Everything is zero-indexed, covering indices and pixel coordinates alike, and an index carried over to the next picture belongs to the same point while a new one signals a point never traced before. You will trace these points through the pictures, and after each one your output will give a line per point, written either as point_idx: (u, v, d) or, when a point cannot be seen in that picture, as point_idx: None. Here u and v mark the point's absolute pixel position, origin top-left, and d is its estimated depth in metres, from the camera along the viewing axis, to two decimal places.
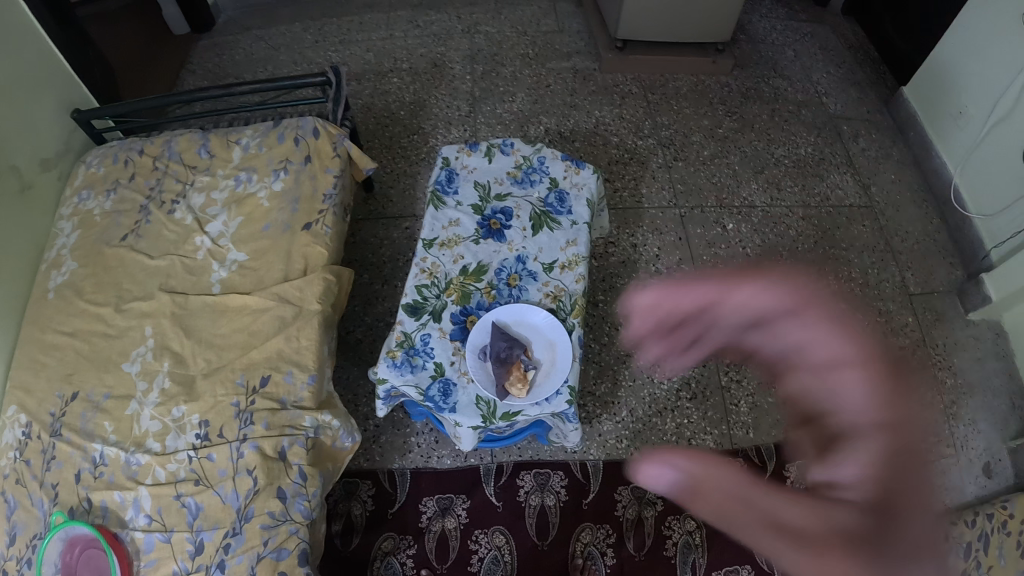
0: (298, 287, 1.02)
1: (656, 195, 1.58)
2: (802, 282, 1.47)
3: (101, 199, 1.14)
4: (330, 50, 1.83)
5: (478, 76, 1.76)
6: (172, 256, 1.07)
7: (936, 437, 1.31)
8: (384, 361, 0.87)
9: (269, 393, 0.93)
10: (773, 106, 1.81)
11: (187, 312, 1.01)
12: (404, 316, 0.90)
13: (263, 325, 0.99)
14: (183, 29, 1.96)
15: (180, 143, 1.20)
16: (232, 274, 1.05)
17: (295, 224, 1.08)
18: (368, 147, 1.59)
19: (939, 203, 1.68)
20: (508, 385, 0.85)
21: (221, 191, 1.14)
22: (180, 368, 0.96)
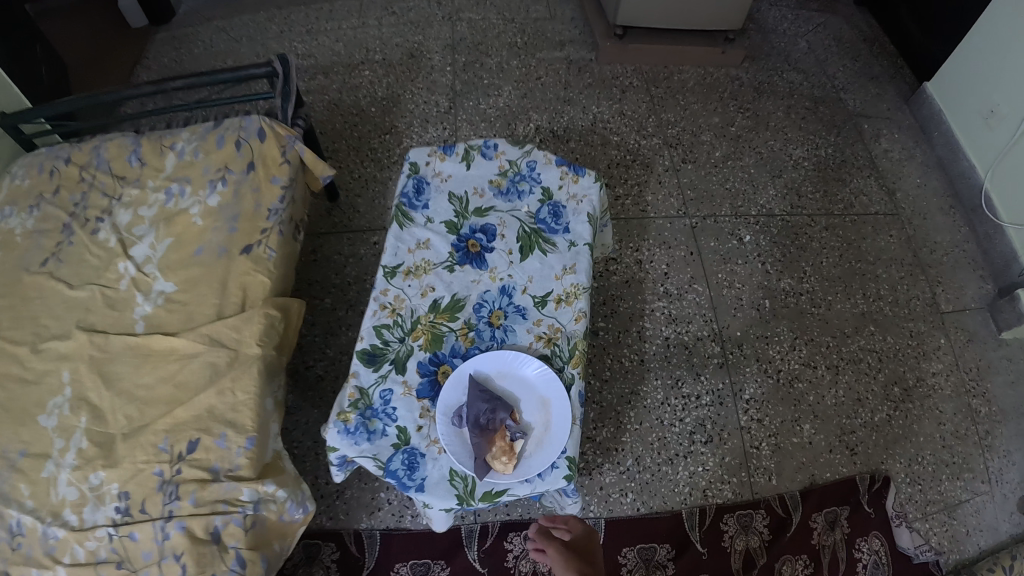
0: (235, 328, 0.86)
1: (663, 202, 1.41)
2: (829, 302, 1.31)
3: (23, 216, 0.96)
4: (297, 40, 1.66)
5: (460, 67, 1.59)
6: (92, 285, 0.89)
7: (971, 474, 1.15)
8: (335, 425, 0.72)
9: (197, 460, 0.77)
10: (789, 103, 1.64)
11: (106, 356, 0.83)
12: (360, 366, 0.75)
13: (190, 375, 0.82)
14: (141, 22, 1.77)
15: (109, 149, 1.02)
16: (157, 309, 0.88)
17: (232, 246, 0.92)
18: (335, 149, 1.42)
19: (967, 211, 1.51)
20: (490, 460, 0.71)
21: (150, 207, 0.97)
22: (99, 426, 0.79)
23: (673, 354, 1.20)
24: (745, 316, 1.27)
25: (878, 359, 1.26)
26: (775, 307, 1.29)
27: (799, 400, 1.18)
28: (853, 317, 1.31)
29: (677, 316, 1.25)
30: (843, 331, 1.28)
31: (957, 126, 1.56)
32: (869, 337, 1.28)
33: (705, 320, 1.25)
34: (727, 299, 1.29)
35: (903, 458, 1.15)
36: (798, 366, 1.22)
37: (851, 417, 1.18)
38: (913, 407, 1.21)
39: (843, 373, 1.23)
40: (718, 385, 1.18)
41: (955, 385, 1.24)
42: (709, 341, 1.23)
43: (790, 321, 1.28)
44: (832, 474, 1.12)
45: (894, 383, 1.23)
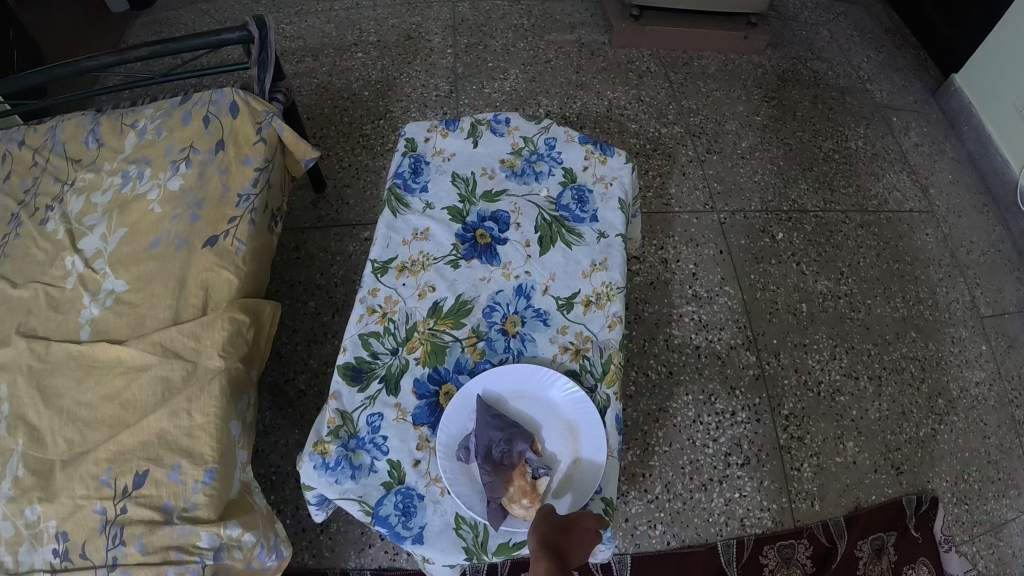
0: (193, 335, 0.73)
1: (688, 196, 1.29)
2: (868, 306, 1.19)
3: None
4: (285, 19, 1.54)
5: (461, 49, 1.47)
6: (35, 283, 0.79)
7: (1018, 491, 1.05)
8: (311, 458, 0.60)
9: (146, 498, 0.66)
10: (815, 91, 1.53)
11: (46, 367, 0.73)
12: (342, 383, 0.64)
13: (139, 393, 0.70)
14: (121, 6, 1.68)
15: (65, 129, 0.92)
16: (105, 312, 0.76)
17: (194, 237, 0.80)
18: (322, 136, 1.30)
19: (1000, 210, 1.41)
20: (507, 503, 0.58)
21: (104, 193, 0.85)
22: (35, 450, 0.68)
23: (705, 367, 1.08)
24: (781, 322, 1.15)
25: (921, 368, 1.14)
26: (812, 311, 1.17)
27: (842, 415, 1.06)
28: (894, 322, 1.19)
29: (709, 322, 1.13)
30: (884, 338, 1.16)
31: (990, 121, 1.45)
32: (911, 344, 1.16)
33: (739, 327, 1.13)
34: (761, 301, 1.17)
35: (949, 475, 1.03)
36: (840, 378, 1.10)
37: (896, 432, 1.06)
38: (957, 420, 1.09)
39: (887, 385, 1.11)
40: (754, 399, 1.06)
41: (998, 395, 1.13)
42: (744, 351, 1.11)
43: (831, 328, 1.16)
44: (877, 496, 1.00)
45: (937, 395, 1.11)
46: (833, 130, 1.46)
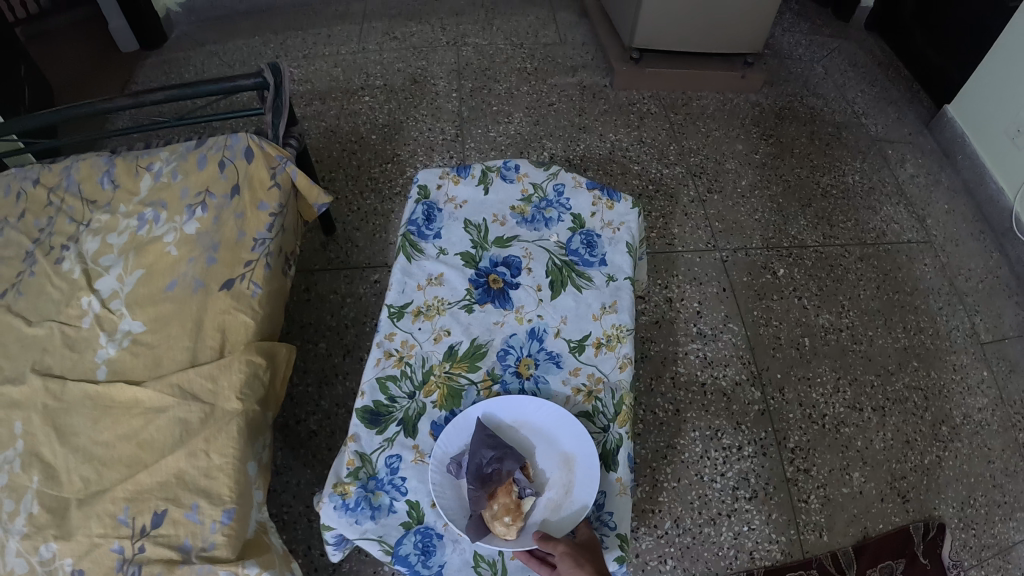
0: (210, 378, 0.76)
1: (691, 235, 1.31)
2: (870, 337, 1.21)
3: None
4: (292, 64, 1.57)
5: (466, 93, 1.50)
6: (50, 321, 0.81)
7: None
8: (331, 500, 0.62)
9: (164, 537, 0.67)
10: (812, 127, 1.56)
11: (62, 407, 0.74)
12: (361, 425, 0.65)
13: (156, 433, 0.72)
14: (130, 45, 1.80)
15: (80, 170, 0.94)
16: (122, 352, 0.79)
17: (210, 280, 0.83)
18: (330, 179, 1.32)
19: (995, 238, 1.43)
20: (490, 519, 0.60)
21: (120, 234, 0.88)
22: (50, 488, 0.69)
23: (711, 403, 1.09)
24: (784, 356, 1.17)
25: (924, 398, 1.15)
26: (815, 345, 1.19)
27: (846, 445, 1.08)
28: (895, 352, 1.20)
29: (714, 359, 1.15)
30: (886, 369, 1.18)
31: (976, 138, 1.50)
32: (913, 374, 1.18)
33: (743, 363, 1.15)
34: (764, 337, 1.18)
35: (954, 501, 1.04)
36: (844, 410, 1.12)
37: (901, 461, 1.07)
38: (962, 446, 1.10)
39: (891, 415, 1.12)
40: (759, 434, 1.07)
41: (1001, 419, 1.14)
42: (748, 386, 1.12)
43: (834, 360, 1.18)
44: (884, 525, 1.01)
45: (941, 421, 1.13)
46: (829, 164, 1.50)
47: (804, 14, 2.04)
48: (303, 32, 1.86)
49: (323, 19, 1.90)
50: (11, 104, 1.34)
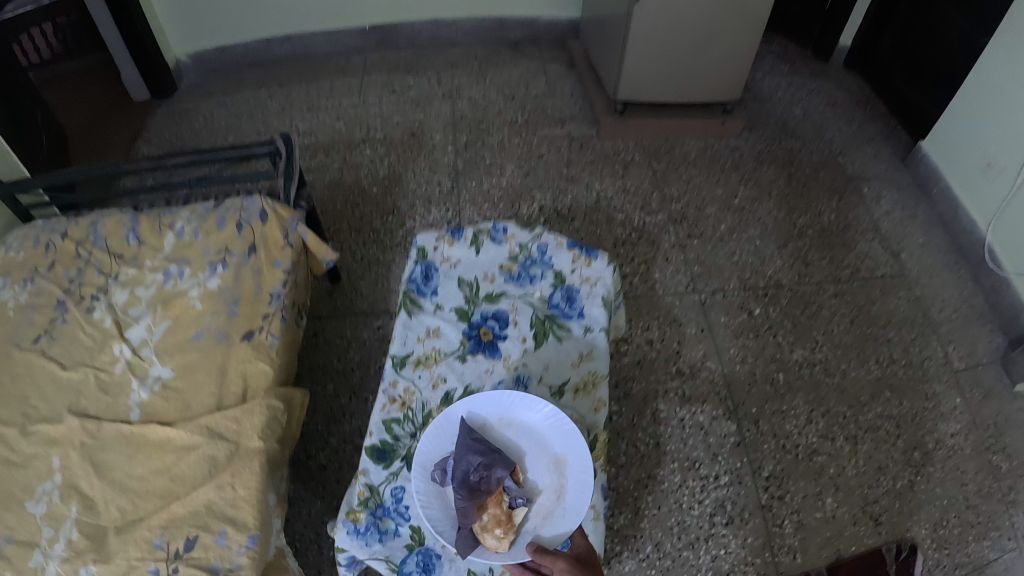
0: (234, 419, 0.88)
1: (671, 279, 1.43)
2: (844, 370, 1.29)
3: (16, 289, 1.01)
4: (299, 118, 1.83)
5: (461, 145, 1.69)
6: (85, 367, 0.94)
7: (999, 531, 1.11)
8: (344, 526, 0.73)
9: (196, 559, 0.77)
10: (790, 169, 1.69)
11: (98, 444, 0.86)
12: (369, 461, 0.76)
13: (187, 467, 0.83)
14: (144, 95, 1.96)
15: (107, 226, 1.08)
16: (153, 396, 0.91)
17: (232, 332, 0.97)
18: (335, 231, 1.46)
19: (971, 266, 1.51)
20: (481, 530, 0.68)
21: (147, 287, 1.02)
22: (88, 517, 0.80)
23: (689, 437, 1.19)
24: (760, 391, 1.26)
25: (897, 425, 1.23)
26: (790, 379, 1.28)
27: (820, 472, 1.16)
28: (870, 384, 1.29)
29: (691, 396, 1.24)
30: (860, 400, 1.26)
31: (951, 172, 1.59)
32: (886, 403, 1.26)
33: (720, 399, 1.24)
34: (740, 374, 1.28)
35: (928, 522, 1.11)
36: (817, 440, 1.20)
37: (873, 486, 1.15)
38: (935, 469, 1.17)
39: (864, 443, 1.20)
40: (735, 464, 1.16)
41: (974, 443, 1.21)
42: (724, 421, 1.21)
43: (807, 394, 1.26)
44: (857, 546, 1.08)
45: (914, 447, 1.20)
46: (808, 204, 1.61)
47: (775, 61, 2.26)
48: (306, 84, 1.98)
49: (325, 74, 2.01)
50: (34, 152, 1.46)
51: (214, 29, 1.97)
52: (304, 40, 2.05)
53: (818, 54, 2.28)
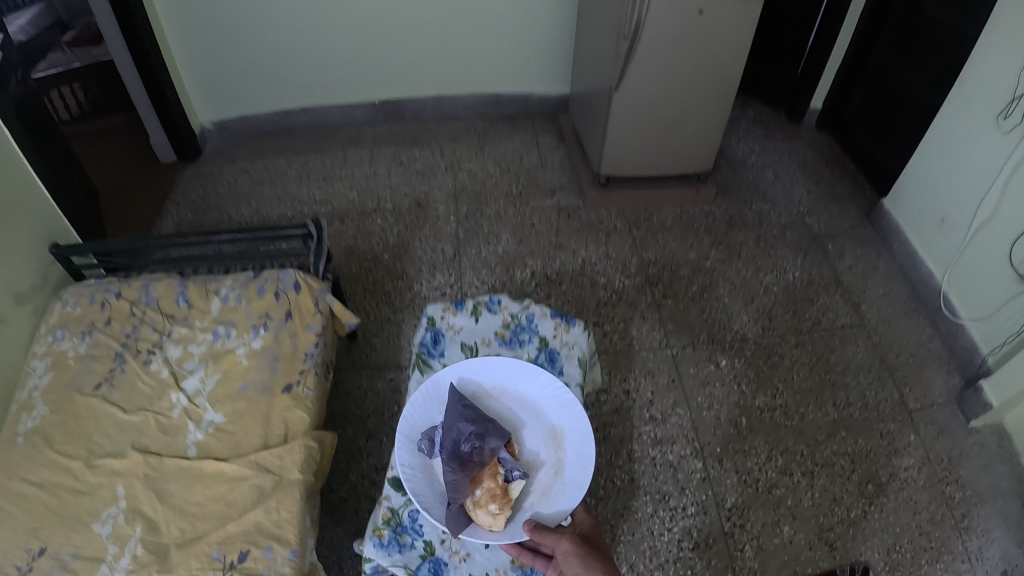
0: (278, 456, 1.29)
1: (647, 336, 1.82)
2: (801, 414, 1.65)
3: (76, 340, 1.41)
4: (315, 185, 2.18)
5: (463, 216, 2.13)
6: (146, 411, 1.34)
7: (951, 555, 1.44)
8: (373, 540, 1.01)
9: (248, 566, 1.15)
10: (758, 232, 2.12)
11: (159, 475, 1.26)
12: (392, 489, 1.06)
13: (241, 495, 1.24)
14: (169, 156, 2.23)
15: (157, 290, 1.50)
16: (207, 436, 1.32)
17: (274, 385, 1.39)
18: (353, 292, 1.90)
19: (929, 312, 1.90)
20: (477, 502, 0.94)
21: (199, 344, 1.44)
22: (153, 535, 1.19)
23: (660, 473, 1.54)
24: (723, 433, 1.61)
25: (851, 461, 1.58)
26: (751, 422, 1.64)
27: (778, 503, 1.50)
28: (825, 424, 1.64)
29: (663, 437, 1.60)
30: (817, 439, 1.62)
31: (910, 232, 1.98)
32: (840, 442, 1.61)
33: (687, 440, 1.60)
34: (706, 419, 1.64)
35: (881, 547, 1.44)
36: (776, 474, 1.55)
37: (828, 515, 1.48)
38: (887, 501, 1.52)
39: (819, 477, 1.55)
40: (701, 496, 1.50)
41: (927, 476, 1.56)
42: (691, 459, 1.56)
43: (767, 434, 1.62)
44: (812, 568, 1.41)
45: (867, 481, 1.55)
46: (771, 263, 2.03)
47: (759, 121, 2.50)
48: (321, 153, 2.31)
49: (338, 143, 2.36)
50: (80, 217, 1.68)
51: (236, 97, 2.28)
52: (318, 112, 2.38)
53: (790, 115, 2.49)
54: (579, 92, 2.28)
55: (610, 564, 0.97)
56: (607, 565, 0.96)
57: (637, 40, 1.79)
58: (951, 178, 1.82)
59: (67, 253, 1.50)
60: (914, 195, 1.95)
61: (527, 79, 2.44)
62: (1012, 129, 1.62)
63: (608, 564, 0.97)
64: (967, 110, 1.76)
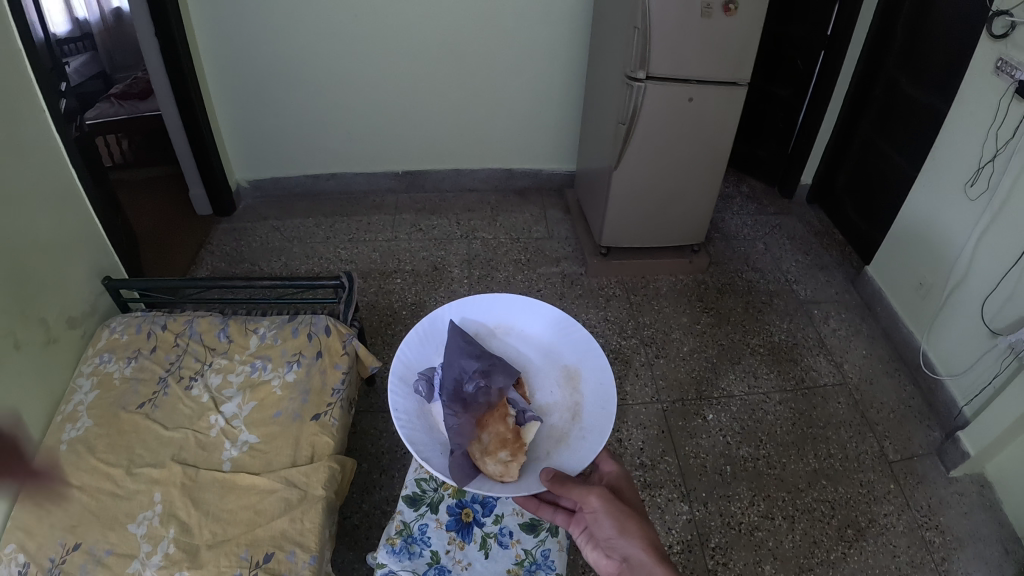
0: (305, 474, 1.46)
1: (639, 391, 1.96)
2: (783, 464, 1.77)
3: (122, 363, 1.63)
4: (342, 247, 2.35)
5: (475, 279, 2.28)
6: (185, 428, 1.53)
7: None
8: (386, 547, 1.22)
9: (271, 565, 1.30)
10: (747, 298, 2.27)
11: (195, 485, 1.43)
12: (405, 507, 1.29)
13: (268, 505, 1.40)
14: (206, 211, 2.46)
15: (200, 326, 1.74)
16: (241, 454, 1.50)
17: (303, 413, 1.57)
18: (372, 342, 2.04)
19: (911, 370, 2.01)
20: (483, 456, 1.01)
21: (237, 374, 1.66)
22: (185, 537, 1.34)
23: (649, 513, 1.66)
24: (709, 479, 1.74)
25: (830, 508, 1.69)
26: (735, 470, 1.76)
27: (759, 544, 1.60)
28: (806, 474, 1.76)
29: (651, 482, 1.73)
30: (797, 487, 1.73)
31: (894, 298, 2.09)
32: (820, 490, 1.72)
33: (674, 485, 1.72)
34: (693, 466, 1.77)
35: None
36: (757, 518, 1.66)
37: (809, 556, 1.58)
38: (866, 544, 1.61)
39: (799, 521, 1.65)
40: (686, 535, 1.62)
41: (907, 521, 1.66)
42: (677, 502, 1.69)
43: (749, 482, 1.74)
44: None
45: (847, 526, 1.65)
46: (758, 326, 2.17)
47: (754, 197, 2.68)
48: (347, 217, 2.50)
49: (363, 209, 2.55)
50: (131, 261, 1.89)
51: (273, 159, 2.51)
52: (345, 178, 2.59)
53: (782, 190, 2.67)
54: (585, 167, 2.46)
55: (643, 518, 1.11)
56: (641, 519, 1.10)
57: (634, 124, 2.02)
58: (926, 246, 1.92)
59: (118, 286, 1.71)
60: (896, 260, 2.06)
61: (539, 157, 2.64)
62: (976, 197, 1.72)
63: (641, 518, 1.11)
64: (936, 182, 1.86)
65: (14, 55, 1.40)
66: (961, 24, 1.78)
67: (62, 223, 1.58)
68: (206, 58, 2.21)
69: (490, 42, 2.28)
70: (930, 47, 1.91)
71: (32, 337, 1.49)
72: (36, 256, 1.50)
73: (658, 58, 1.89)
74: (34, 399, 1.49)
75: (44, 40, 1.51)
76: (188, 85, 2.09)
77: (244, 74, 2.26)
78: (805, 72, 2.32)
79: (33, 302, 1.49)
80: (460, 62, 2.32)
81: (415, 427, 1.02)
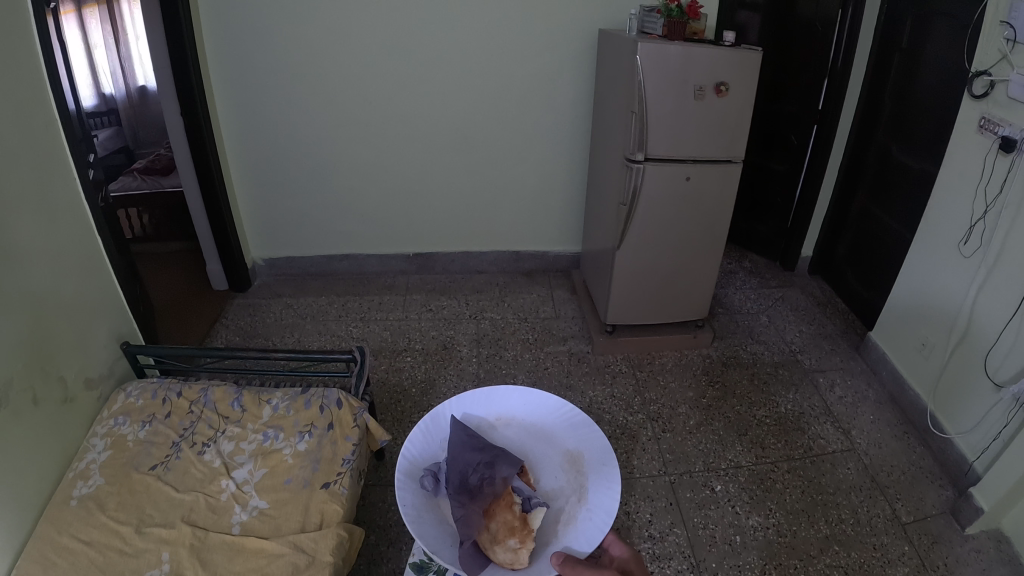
0: (313, 540, 1.44)
1: (646, 464, 1.96)
2: (794, 531, 1.74)
3: (136, 427, 1.65)
4: (353, 325, 2.40)
5: (483, 359, 2.31)
6: (196, 491, 1.54)
7: None
8: None
9: None
10: (751, 371, 2.29)
11: (203, 545, 1.42)
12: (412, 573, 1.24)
13: (277, 566, 1.38)
14: (223, 285, 2.54)
15: (214, 395, 1.76)
16: (251, 518, 1.49)
17: (313, 482, 1.57)
18: (382, 418, 2.05)
19: (919, 434, 2.01)
20: (493, 552, 1.01)
21: (249, 442, 1.67)
22: None
23: None
24: (719, 549, 1.71)
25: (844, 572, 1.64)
26: (744, 540, 1.73)
27: None
28: (818, 540, 1.73)
29: (661, 554, 1.70)
30: (810, 553, 1.69)
31: (901, 366, 2.10)
32: (833, 555, 1.68)
33: (684, 556, 1.69)
34: (702, 537, 1.74)
35: None
36: None
37: None
38: None
39: None
40: None
41: None
42: (687, 572, 1.65)
43: (760, 551, 1.70)
44: None
45: None
46: (763, 396, 2.19)
47: (758, 275, 2.74)
48: (359, 297, 2.56)
49: (374, 290, 2.62)
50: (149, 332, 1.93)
51: (288, 240, 2.61)
52: (358, 261, 2.67)
53: (784, 265, 2.74)
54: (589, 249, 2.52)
55: None
56: None
57: (635, 204, 2.08)
58: (927, 311, 1.94)
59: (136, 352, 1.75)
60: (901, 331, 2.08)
61: (544, 242, 2.71)
62: (970, 254, 1.76)
63: None
64: (931, 245, 1.91)
65: (50, 119, 1.49)
66: (946, 90, 1.86)
67: (86, 282, 1.64)
68: (225, 140, 2.33)
69: (497, 127, 2.38)
70: (917, 117, 2.00)
71: (50, 394, 1.51)
72: (59, 315, 1.54)
73: (655, 137, 1.96)
74: (50, 454, 1.51)
75: (76, 112, 1.61)
76: (208, 165, 2.20)
77: (262, 158, 2.38)
78: (799, 147, 2.43)
79: (54, 360, 1.52)
80: (468, 147, 2.42)
81: (423, 523, 1.05)
